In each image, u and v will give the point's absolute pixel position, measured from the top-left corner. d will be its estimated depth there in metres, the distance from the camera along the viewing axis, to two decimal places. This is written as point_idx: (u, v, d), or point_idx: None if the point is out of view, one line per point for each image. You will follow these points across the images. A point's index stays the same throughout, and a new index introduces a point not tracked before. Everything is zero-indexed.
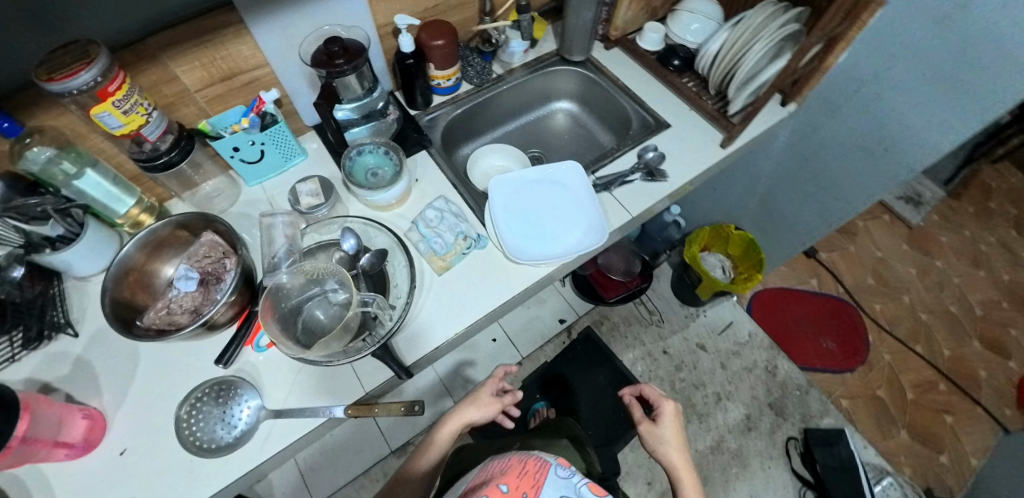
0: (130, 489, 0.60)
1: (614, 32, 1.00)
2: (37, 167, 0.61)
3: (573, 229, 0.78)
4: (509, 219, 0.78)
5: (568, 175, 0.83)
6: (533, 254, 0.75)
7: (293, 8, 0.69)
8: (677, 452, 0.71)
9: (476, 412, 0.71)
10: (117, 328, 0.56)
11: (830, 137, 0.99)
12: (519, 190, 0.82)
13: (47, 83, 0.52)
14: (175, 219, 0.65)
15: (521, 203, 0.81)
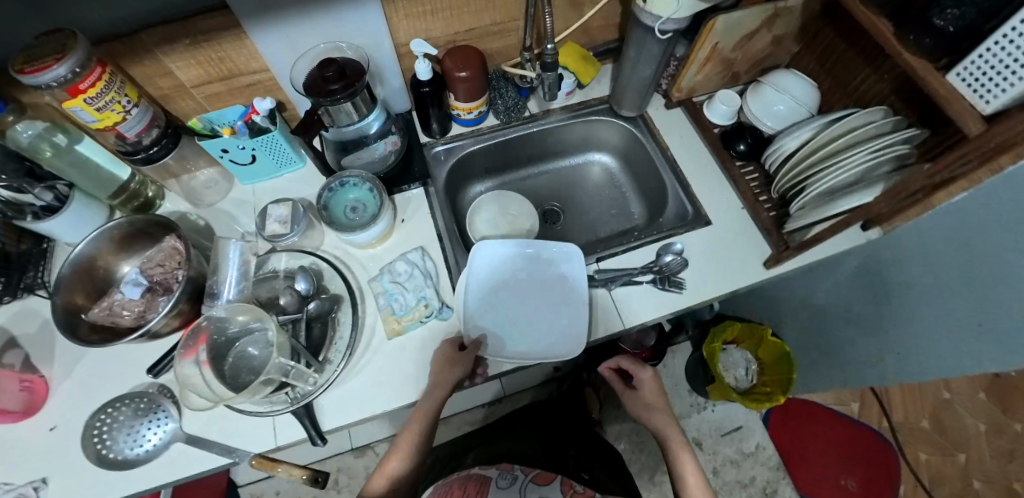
0: (46, 471, 0.62)
1: (677, 93, 0.84)
2: (26, 141, 0.62)
3: (550, 327, 0.69)
4: (483, 297, 0.70)
5: (565, 260, 0.71)
6: (496, 347, 0.67)
7: (301, 19, 0.62)
8: (662, 411, 0.74)
9: (449, 375, 0.61)
10: (63, 335, 0.55)
11: (916, 281, 0.78)
12: (506, 264, 0.73)
13: (21, 74, 0.50)
14: (132, 220, 0.63)
15: (504, 280, 0.72)
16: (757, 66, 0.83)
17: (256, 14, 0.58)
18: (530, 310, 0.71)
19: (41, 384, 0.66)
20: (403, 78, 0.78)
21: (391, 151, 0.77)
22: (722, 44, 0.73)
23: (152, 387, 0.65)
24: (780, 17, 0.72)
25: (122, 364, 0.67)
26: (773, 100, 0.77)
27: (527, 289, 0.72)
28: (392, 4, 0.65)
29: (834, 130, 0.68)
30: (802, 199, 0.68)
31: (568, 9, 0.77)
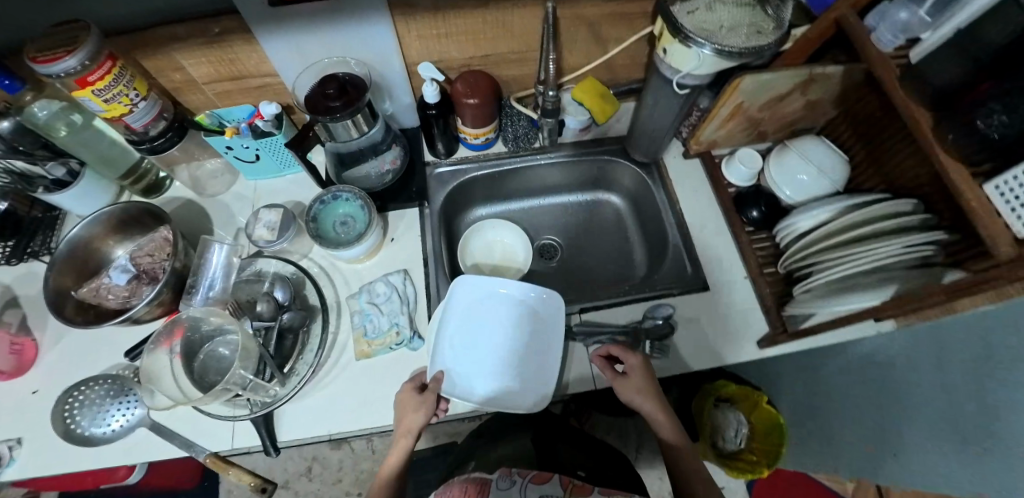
0: (22, 432, 0.65)
1: (696, 145, 0.80)
2: (42, 118, 0.64)
3: (519, 373, 0.67)
4: (456, 332, 0.69)
5: (543, 306, 0.70)
6: (460, 387, 0.66)
7: (311, 32, 0.62)
8: (652, 401, 0.60)
9: (412, 420, 0.58)
10: (50, 314, 0.57)
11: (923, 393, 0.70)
12: (484, 301, 0.72)
13: (34, 63, 0.52)
14: (130, 206, 0.66)
15: (479, 318, 0.71)
16: (787, 128, 0.77)
17: (265, 22, 0.58)
18: (502, 352, 0.70)
19: (30, 347, 0.69)
20: (413, 94, 0.77)
21: (390, 170, 0.75)
22: (747, 103, 0.69)
23: (127, 370, 0.67)
24: (816, 84, 0.66)
25: (106, 342, 0.69)
26: (798, 168, 0.72)
27: (502, 329, 0.71)
28: (403, 23, 0.65)
29: (855, 216, 0.62)
30: (806, 285, 0.63)
31: (588, 43, 0.76)
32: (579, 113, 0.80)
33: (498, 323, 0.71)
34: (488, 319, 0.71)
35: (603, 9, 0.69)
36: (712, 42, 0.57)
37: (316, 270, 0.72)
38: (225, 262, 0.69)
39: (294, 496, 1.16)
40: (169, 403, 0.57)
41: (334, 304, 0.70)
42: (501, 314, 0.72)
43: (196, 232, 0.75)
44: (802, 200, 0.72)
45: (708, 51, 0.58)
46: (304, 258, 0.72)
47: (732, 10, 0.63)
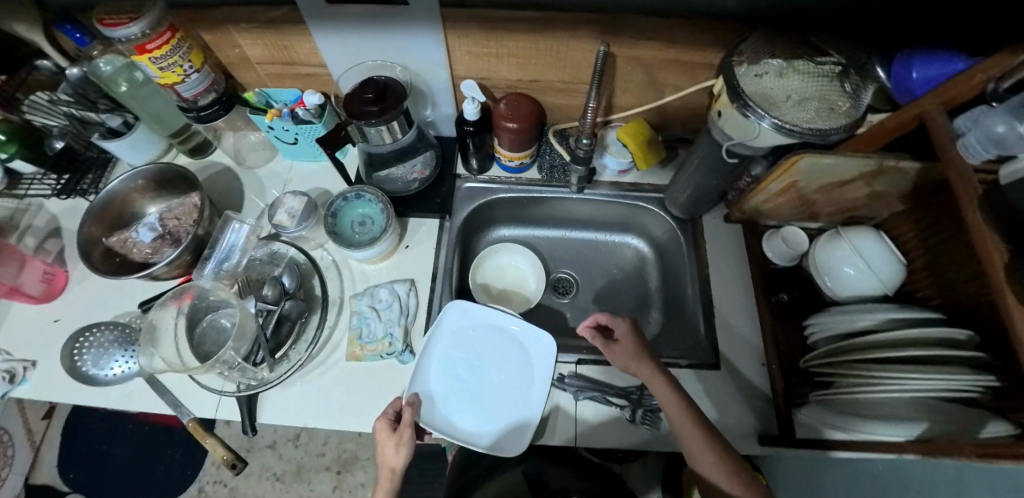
0: (39, 355, 0.70)
1: (740, 212, 0.75)
2: (111, 68, 0.67)
3: (499, 410, 0.65)
4: (443, 357, 0.67)
5: (536, 341, 0.68)
6: (438, 415, 0.64)
7: (359, 32, 0.64)
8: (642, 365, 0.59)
9: (394, 460, 0.54)
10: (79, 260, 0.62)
11: None
12: (477, 329, 0.70)
13: (102, 26, 0.56)
14: (164, 169, 0.69)
15: (469, 345, 0.69)
16: (841, 212, 0.70)
17: (318, 18, 0.61)
18: (485, 385, 0.67)
19: (62, 277, 0.75)
20: (455, 106, 0.77)
21: (417, 179, 0.75)
22: (802, 181, 0.64)
23: (135, 319, 0.71)
24: (882, 177, 0.60)
25: (125, 289, 0.73)
26: (845, 259, 0.65)
27: (490, 360, 0.68)
28: (454, 39, 0.65)
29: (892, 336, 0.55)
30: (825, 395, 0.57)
31: (642, 86, 0.72)
32: (619, 154, 0.77)
33: (487, 354, 0.69)
34: (477, 348, 0.69)
35: (661, 54, 0.65)
36: (773, 116, 0.53)
37: (327, 262, 0.73)
38: (242, 245, 0.71)
39: (278, 458, 1.16)
40: (163, 367, 0.62)
41: (336, 300, 0.71)
42: (491, 345, 0.69)
43: (227, 200, 0.77)
44: (842, 293, 0.66)
45: (766, 125, 0.54)
46: (319, 248, 0.74)
47: (806, 75, 0.57)
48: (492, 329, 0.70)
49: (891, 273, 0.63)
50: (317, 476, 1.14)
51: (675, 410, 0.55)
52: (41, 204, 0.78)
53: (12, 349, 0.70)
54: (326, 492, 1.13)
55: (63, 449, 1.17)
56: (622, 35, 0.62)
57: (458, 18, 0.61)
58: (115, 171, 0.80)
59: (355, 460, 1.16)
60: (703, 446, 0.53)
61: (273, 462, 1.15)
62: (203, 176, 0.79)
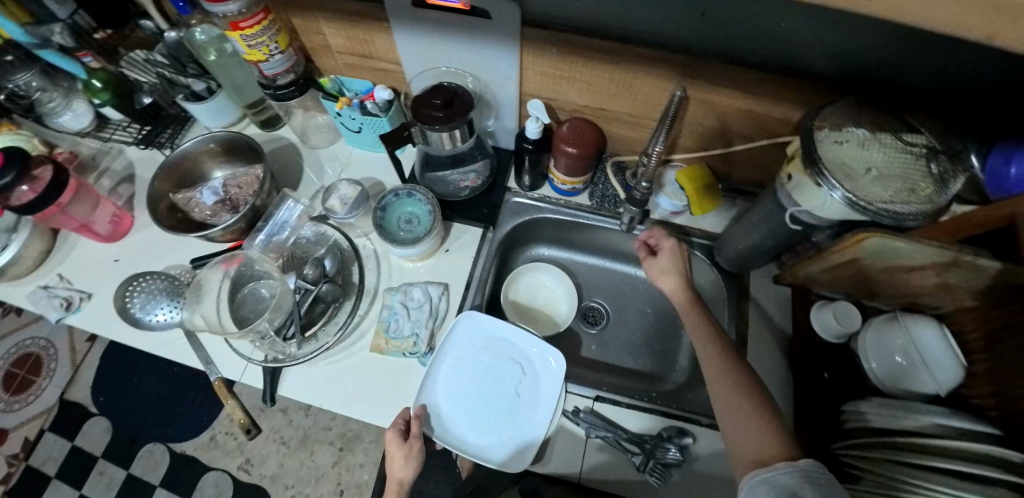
0: (97, 290, 0.75)
1: (792, 277, 0.72)
2: (203, 38, 0.72)
3: (504, 425, 0.65)
4: (453, 368, 0.68)
5: (547, 358, 0.68)
6: (445, 426, 0.65)
7: (439, 38, 0.65)
8: (673, 279, 0.69)
9: (401, 470, 0.57)
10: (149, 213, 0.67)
11: None
12: (488, 342, 0.70)
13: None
14: (236, 137, 0.73)
15: (478, 358, 0.69)
16: (901, 296, 0.66)
17: (402, 19, 0.63)
18: (491, 398, 0.67)
19: (127, 221, 0.80)
20: (518, 121, 0.78)
21: (468, 187, 0.76)
22: (864, 260, 0.61)
23: (184, 273, 0.75)
24: (955, 271, 0.56)
25: (181, 242, 0.77)
26: (895, 348, 0.63)
27: (499, 374, 0.69)
28: (528, 57, 0.65)
29: (944, 444, 0.50)
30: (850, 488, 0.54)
31: (711, 130, 0.71)
32: (675, 196, 0.76)
33: (497, 368, 0.69)
34: (489, 360, 0.69)
35: (735, 103, 0.64)
36: (846, 188, 0.50)
37: (368, 252, 0.75)
38: (294, 223, 0.74)
39: (287, 424, 1.20)
40: (202, 324, 0.66)
41: (371, 289, 0.72)
42: (503, 359, 0.69)
43: (286, 175, 0.81)
44: (896, 384, 0.62)
45: (838, 196, 0.51)
46: (363, 237, 0.76)
47: (892, 150, 0.54)
48: (506, 342, 0.70)
49: (947, 374, 0.58)
50: (321, 448, 1.18)
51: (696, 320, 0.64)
52: (121, 149, 0.85)
53: (75, 279, 0.76)
54: (326, 465, 1.16)
55: (100, 373, 1.26)
56: (698, 79, 0.61)
57: (536, 37, 0.62)
58: (193, 130, 0.85)
59: (358, 440, 1.19)
60: (710, 347, 0.59)
61: (282, 426, 1.19)
62: (269, 149, 0.83)
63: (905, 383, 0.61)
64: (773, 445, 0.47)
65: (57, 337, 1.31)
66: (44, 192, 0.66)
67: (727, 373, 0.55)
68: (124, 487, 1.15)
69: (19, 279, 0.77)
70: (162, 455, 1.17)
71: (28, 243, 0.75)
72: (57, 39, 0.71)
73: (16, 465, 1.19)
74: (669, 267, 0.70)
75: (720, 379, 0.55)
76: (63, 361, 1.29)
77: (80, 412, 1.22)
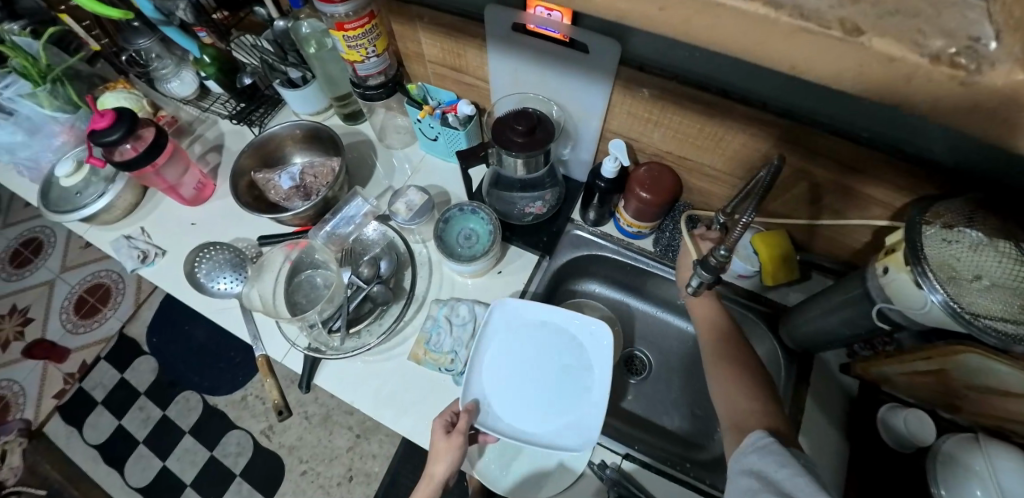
0: (171, 248, 0.81)
1: (862, 370, 0.69)
2: (309, 30, 0.76)
3: (554, 411, 0.64)
4: (497, 354, 0.67)
5: (596, 346, 0.67)
6: (496, 418, 0.63)
7: (533, 65, 0.65)
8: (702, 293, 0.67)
9: (441, 466, 0.57)
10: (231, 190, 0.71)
11: None
12: (532, 328, 0.69)
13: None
14: (319, 127, 0.77)
15: (521, 345, 0.68)
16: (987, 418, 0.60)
17: (501, 41, 0.64)
18: (538, 385, 0.66)
19: (209, 188, 0.85)
20: (593, 155, 0.76)
21: (533, 213, 0.77)
22: (955, 374, 0.56)
23: (250, 248, 0.79)
24: None
25: (253, 218, 0.82)
26: (971, 477, 0.53)
27: (547, 360, 0.67)
28: (619, 96, 0.64)
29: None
30: None
31: (799, 199, 0.67)
32: (749, 262, 0.72)
33: (543, 355, 0.67)
34: (533, 349, 0.68)
35: (833, 176, 0.60)
36: (949, 293, 0.45)
37: (423, 259, 0.76)
38: (359, 220, 0.76)
39: (313, 399, 1.24)
40: (258, 303, 0.70)
41: (419, 297, 0.73)
42: (547, 344, 0.68)
43: (360, 170, 0.84)
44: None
45: (937, 301, 0.46)
46: (420, 242, 0.77)
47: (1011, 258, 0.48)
48: (547, 327, 0.69)
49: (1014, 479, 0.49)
50: (339, 430, 1.21)
51: (713, 325, 0.64)
52: (216, 120, 0.91)
53: (155, 234, 0.82)
54: (342, 448, 1.19)
55: (157, 314, 1.36)
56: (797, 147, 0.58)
57: (634, 78, 0.60)
58: (281, 112, 0.90)
59: (375, 430, 1.21)
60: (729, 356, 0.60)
61: (308, 400, 1.24)
62: (348, 142, 0.87)
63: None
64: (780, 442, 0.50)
65: (128, 274, 1.43)
66: (144, 152, 0.71)
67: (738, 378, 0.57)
68: (158, 425, 1.23)
69: (109, 225, 0.84)
70: (196, 404, 1.24)
71: (121, 194, 0.82)
72: (180, 14, 0.75)
73: (71, 383, 1.30)
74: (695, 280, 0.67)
75: (740, 387, 0.57)
76: (128, 296, 1.40)
77: (134, 347, 1.32)
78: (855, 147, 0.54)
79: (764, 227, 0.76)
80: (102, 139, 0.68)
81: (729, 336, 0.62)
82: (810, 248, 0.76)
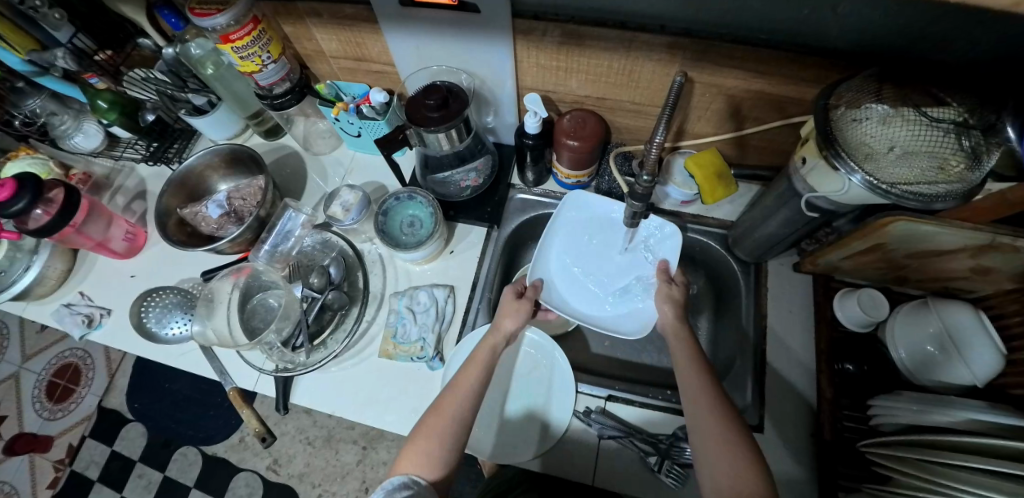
0: (116, 305, 0.78)
1: (811, 266, 0.70)
2: (201, 51, 0.72)
3: (597, 298, 0.73)
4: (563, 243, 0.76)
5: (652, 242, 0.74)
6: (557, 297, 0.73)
7: (431, 36, 0.64)
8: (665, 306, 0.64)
9: (511, 319, 0.62)
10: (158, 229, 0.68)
11: None
12: (591, 223, 0.77)
13: (192, 15, 0.60)
14: (229, 147, 0.75)
15: (581, 238, 0.76)
16: (926, 279, 0.63)
17: (392, 19, 0.62)
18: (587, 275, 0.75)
19: (142, 236, 0.82)
20: (517, 116, 0.77)
21: (469, 186, 0.76)
22: (890, 245, 0.58)
23: (196, 286, 0.77)
24: (992, 254, 0.52)
25: (194, 256, 0.80)
26: (927, 338, 0.58)
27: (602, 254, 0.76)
28: (523, 50, 0.64)
29: (961, 438, 0.46)
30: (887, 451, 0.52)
31: (721, 114, 0.68)
32: (684, 186, 0.75)
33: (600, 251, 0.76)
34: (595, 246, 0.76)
35: (742, 84, 0.60)
36: (866, 171, 0.47)
37: (373, 257, 0.76)
38: (298, 233, 0.76)
39: (312, 423, 1.23)
40: (214, 339, 0.67)
41: (376, 295, 0.73)
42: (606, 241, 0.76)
43: (293, 183, 0.82)
44: (946, 403, 0.52)
45: (857, 181, 0.47)
46: (368, 241, 0.76)
47: (919, 126, 0.45)
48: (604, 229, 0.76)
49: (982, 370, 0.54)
50: (346, 446, 1.21)
51: (674, 332, 0.61)
52: (133, 167, 0.88)
53: (97, 295, 0.79)
54: (351, 462, 1.19)
55: (133, 380, 1.32)
56: (702, 63, 0.58)
57: (532, 29, 0.59)
58: (198, 144, 0.88)
59: (380, 438, 1.22)
60: (697, 381, 0.52)
61: (307, 426, 1.23)
62: (275, 157, 0.85)
63: (964, 411, 0.50)
64: (734, 475, 0.44)
65: (94, 348, 1.38)
66: (57, 215, 0.68)
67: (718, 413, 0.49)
68: (161, 488, 1.20)
69: (44, 297, 0.80)
70: (195, 457, 1.22)
71: (49, 263, 0.78)
72: (61, 64, 0.72)
73: (62, 469, 1.26)
74: (663, 300, 0.64)
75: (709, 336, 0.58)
76: (100, 369, 1.36)
77: (118, 418, 1.29)
78: (750, 46, 0.55)
79: (696, 150, 0.78)
80: (8, 210, 0.63)
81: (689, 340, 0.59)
82: (744, 161, 0.78)
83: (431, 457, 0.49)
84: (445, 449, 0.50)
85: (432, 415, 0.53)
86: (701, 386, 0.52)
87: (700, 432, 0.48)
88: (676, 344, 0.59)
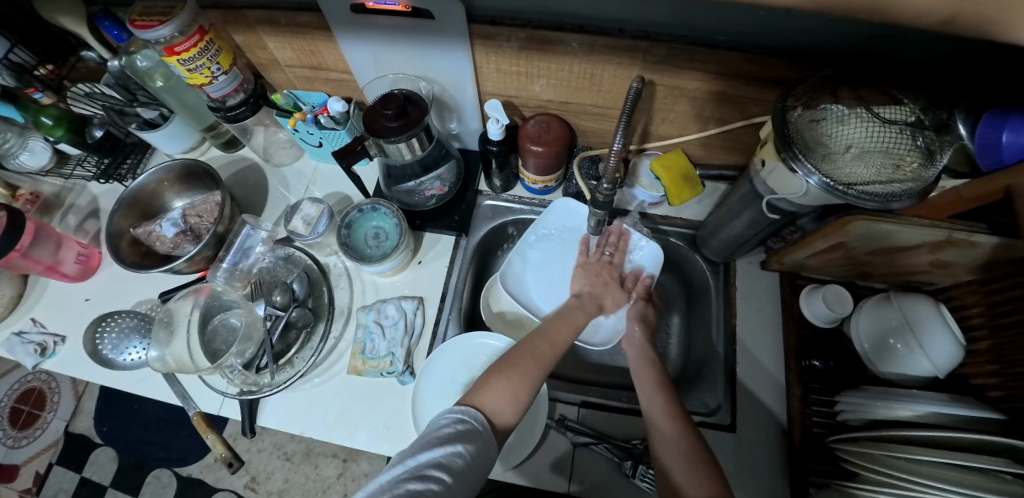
0: (70, 331, 0.75)
1: (778, 264, 0.70)
2: (146, 63, 0.70)
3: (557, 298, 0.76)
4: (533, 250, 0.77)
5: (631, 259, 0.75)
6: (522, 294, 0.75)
7: (387, 42, 0.62)
8: (638, 330, 0.66)
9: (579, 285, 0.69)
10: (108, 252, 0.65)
11: None
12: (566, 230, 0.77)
13: (133, 27, 0.57)
14: (182, 162, 0.72)
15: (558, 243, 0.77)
16: (890, 273, 0.64)
17: (346, 26, 0.59)
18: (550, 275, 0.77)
19: (95, 257, 0.79)
20: (481, 121, 0.76)
21: (435, 194, 0.75)
22: (852, 242, 0.58)
23: (154, 308, 0.74)
24: (950, 249, 0.52)
25: (152, 276, 0.77)
26: (890, 330, 0.59)
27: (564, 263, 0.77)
28: (483, 55, 0.62)
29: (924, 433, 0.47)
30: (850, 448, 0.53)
31: (685, 116, 0.68)
32: (652, 188, 0.75)
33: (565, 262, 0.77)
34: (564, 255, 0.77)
35: (701, 86, 0.60)
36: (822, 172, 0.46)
37: (340, 271, 0.74)
38: (259, 249, 0.73)
39: (290, 438, 1.20)
40: (172, 363, 0.65)
41: (344, 310, 0.71)
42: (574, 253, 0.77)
43: (253, 196, 0.79)
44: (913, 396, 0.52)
45: (814, 182, 0.47)
46: (333, 255, 0.74)
47: (871, 126, 0.46)
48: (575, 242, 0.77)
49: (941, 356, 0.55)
50: (326, 460, 1.19)
51: (637, 358, 0.63)
52: (84, 184, 0.84)
53: (49, 321, 0.76)
54: (332, 476, 1.17)
55: (101, 401, 1.28)
56: (660, 67, 0.58)
57: (491, 34, 0.58)
58: (153, 158, 0.85)
59: (361, 449, 1.20)
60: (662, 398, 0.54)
61: (285, 441, 1.20)
62: (234, 170, 0.82)
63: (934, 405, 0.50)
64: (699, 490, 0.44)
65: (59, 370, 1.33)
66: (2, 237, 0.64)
67: (680, 427, 0.51)
68: None
69: None
70: (169, 479, 1.18)
71: None
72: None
73: None
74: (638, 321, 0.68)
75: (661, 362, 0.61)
76: (66, 393, 1.30)
77: (86, 442, 1.24)
78: (707, 47, 0.54)
79: (662, 151, 0.77)
80: None
81: (652, 364, 0.61)
82: (710, 161, 0.78)
83: (511, 401, 0.48)
84: (522, 394, 0.49)
85: (507, 361, 0.53)
86: (664, 417, 0.52)
87: (668, 471, 0.48)
88: (641, 371, 0.60)
